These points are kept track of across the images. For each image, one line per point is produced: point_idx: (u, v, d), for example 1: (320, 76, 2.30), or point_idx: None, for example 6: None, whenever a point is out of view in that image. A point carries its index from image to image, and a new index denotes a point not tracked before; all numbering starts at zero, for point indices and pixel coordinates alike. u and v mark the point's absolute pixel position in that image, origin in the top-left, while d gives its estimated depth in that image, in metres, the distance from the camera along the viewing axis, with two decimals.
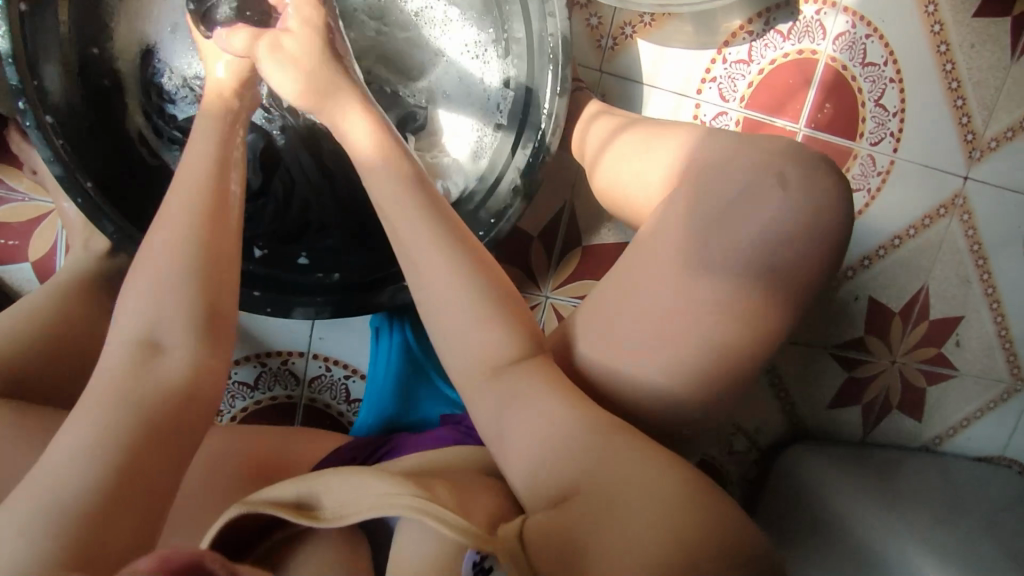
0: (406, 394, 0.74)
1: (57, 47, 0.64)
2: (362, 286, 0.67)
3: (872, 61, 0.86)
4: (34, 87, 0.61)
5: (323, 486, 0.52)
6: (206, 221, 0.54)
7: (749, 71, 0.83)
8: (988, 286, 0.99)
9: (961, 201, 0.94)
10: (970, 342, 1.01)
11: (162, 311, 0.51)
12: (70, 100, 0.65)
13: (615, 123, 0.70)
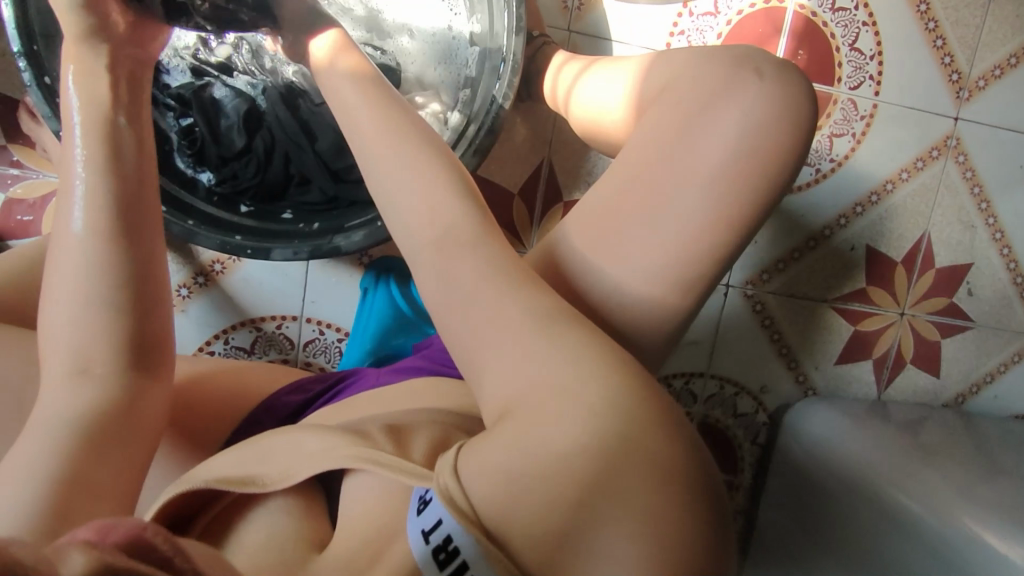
0: (391, 336, 0.78)
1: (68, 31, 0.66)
2: (339, 230, 0.72)
3: (842, 6, 0.88)
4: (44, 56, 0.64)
5: (266, 453, 0.49)
6: (117, 230, 0.53)
7: (716, 23, 0.85)
8: (996, 230, 0.96)
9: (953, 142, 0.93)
10: (983, 290, 0.98)
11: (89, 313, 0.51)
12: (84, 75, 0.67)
13: (581, 61, 0.72)
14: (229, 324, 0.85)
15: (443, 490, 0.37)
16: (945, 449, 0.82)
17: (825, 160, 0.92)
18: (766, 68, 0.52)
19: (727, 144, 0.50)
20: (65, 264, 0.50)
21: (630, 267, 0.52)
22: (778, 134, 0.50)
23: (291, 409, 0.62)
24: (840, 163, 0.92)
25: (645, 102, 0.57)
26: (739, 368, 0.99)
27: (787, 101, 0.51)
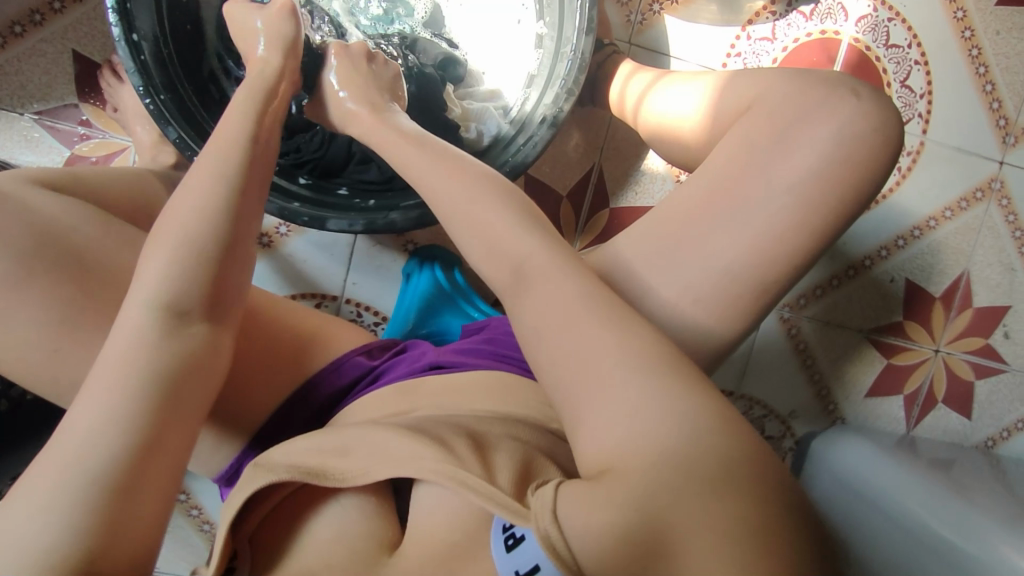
0: (433, 315, 0.80)
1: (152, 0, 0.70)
2: (396, 208, 0.73)
3: (895, 43, 0.90)
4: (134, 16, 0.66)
5: (349, 446, 0.50)
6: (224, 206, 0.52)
7: (773, 48, 0.88)
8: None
9: (998, 186, 0.94)
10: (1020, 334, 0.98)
11: (187, 276, 0.49)
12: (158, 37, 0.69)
13: (650, 71, 0.75)
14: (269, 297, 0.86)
15: (542, 536, 0.36)
16: (977, 483, 0.81)
17: None
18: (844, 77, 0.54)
19: (810, 147, 0.52)
20: (173, 227, 0.50)
21: (706, 259, 0.53)
22: (853, 137, 0.51)
23: (357, 373, 0.61)
24: (885, 197, 0.94)
25: (724, 113, 0.59)
26: (771, 392, 0.98)
27: (870, 104, 0.52)
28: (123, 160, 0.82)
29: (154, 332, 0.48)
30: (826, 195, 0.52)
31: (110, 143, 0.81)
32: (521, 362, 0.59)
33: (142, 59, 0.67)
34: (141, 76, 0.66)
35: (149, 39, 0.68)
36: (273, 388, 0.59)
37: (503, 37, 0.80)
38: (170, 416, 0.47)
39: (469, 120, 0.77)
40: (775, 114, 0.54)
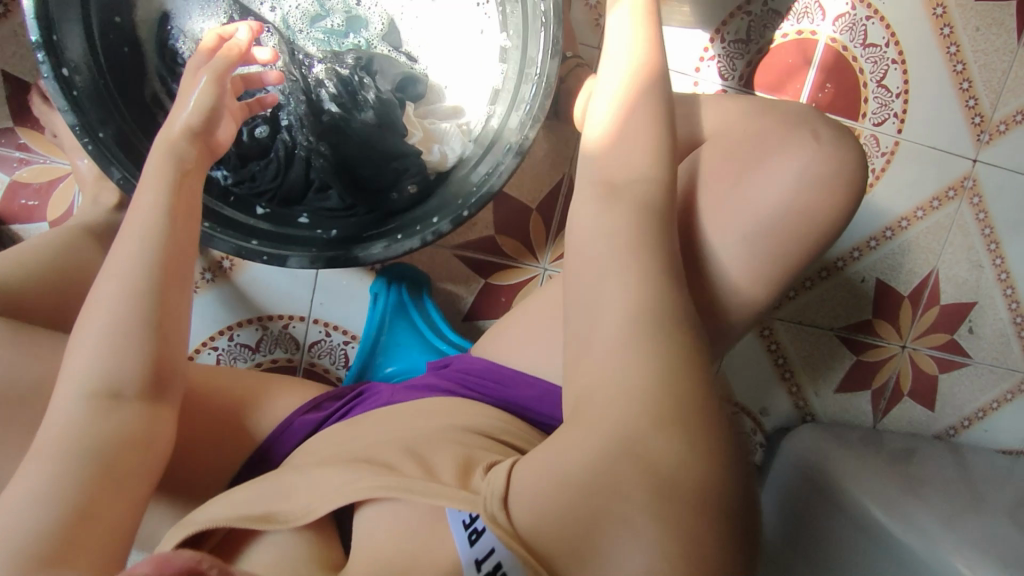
0: (401, 341, 0.80)
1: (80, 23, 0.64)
2: (360, 240, 0.71)
3: (873, 41, 0.87)
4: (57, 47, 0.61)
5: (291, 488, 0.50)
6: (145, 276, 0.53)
7: (748, 51, 0.85)
8: (1002, 271, 0.97)
9: (970, 185, 0.93)
10: (984, 328, 1.00)
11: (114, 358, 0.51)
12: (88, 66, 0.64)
13: None
14: (235, 321, 0.84)
15: (488, 515, 0.39)
16: (936, 479, 0.84)
17: None
18: (818, 127, 0.52)
19: (779, 205, 0.50)
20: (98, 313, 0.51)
21: None
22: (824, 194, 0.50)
23: (306, 431, 0.61)
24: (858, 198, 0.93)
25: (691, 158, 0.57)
26: (742, 392, 1.00)
27: (841, 156, 0.51)
28: (68, 187, 0.78)
29: (91, 409, 0.49)
30: (785, 248, 0.51)
31: (52, 169, 0.77)
32: (484, 399, 0.59)
33: (74, 95, 0.62)
34: (75, 113, 0.62)
35: (79, 69, 0.63)
36: (235, 448, 0.61)
37: (465, 47, 0.76)
38: (115, 494, 0.48)
39: (431, 141, 0.74)
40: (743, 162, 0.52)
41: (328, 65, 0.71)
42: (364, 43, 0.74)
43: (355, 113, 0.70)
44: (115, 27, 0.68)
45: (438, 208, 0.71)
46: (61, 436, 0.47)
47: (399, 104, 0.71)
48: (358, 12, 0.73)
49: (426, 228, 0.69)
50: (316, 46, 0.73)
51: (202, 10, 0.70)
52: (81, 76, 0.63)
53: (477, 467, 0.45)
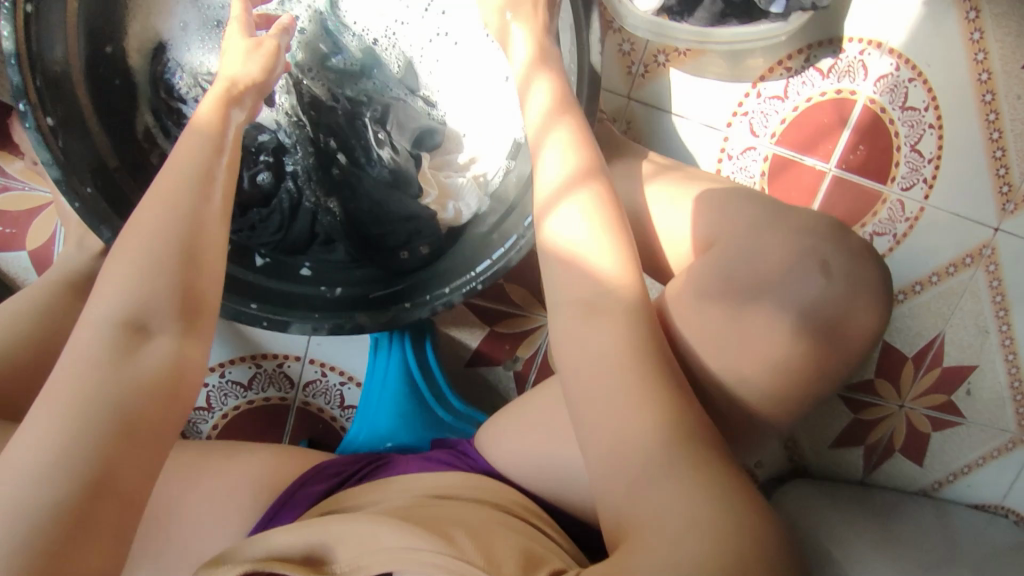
0: (398, 412, 0.69)
1: (64, 59, 0.57)
2: (366, 303, 0.66)
3: (912, 105, 0.83)
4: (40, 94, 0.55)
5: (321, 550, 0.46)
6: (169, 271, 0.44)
7: (783, 108, 0.81)
8: (1008, 341, 0.95)
9: (989, 254, 0.90)
10: (981, 392, 0.97)
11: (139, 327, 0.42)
12: (74, 110, 0.58)
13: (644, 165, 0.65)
14: (227, 357, 0.82)
15: None
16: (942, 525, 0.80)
17: None
18: (858, 264, 0.50)
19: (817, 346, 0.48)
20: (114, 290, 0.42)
21: None
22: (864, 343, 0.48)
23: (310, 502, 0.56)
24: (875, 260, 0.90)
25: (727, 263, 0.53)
26: None
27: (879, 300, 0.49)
28: (49, 215, 0.72)
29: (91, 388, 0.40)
30: (813, 385, 0.48)
31: (33, 197, 0.72)
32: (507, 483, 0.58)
33: (59, 145, 0.56)
34: (60, 166, 0.56)
35: (64, 118, 0.57)
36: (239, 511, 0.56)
37: (486, 90, 0.67)
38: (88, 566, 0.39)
39: (445, 198, 0.68)
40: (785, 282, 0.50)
41: (342, 118, 0.67)
42: (378, 85, 0.68)
43: (367, 170, 0.66)
44: (105, 58, 0.61)
45: (451, 276, 0.66)
46: (64, 402, 0.38)
47: (415, 164, 0.67)
48: (376, 51, 0.67)
49: (438, 297, 0.64)
50: (327, 91, 0.67)
51: (204, 41, 0.64)
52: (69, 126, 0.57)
53: (541, 572, 0.43)
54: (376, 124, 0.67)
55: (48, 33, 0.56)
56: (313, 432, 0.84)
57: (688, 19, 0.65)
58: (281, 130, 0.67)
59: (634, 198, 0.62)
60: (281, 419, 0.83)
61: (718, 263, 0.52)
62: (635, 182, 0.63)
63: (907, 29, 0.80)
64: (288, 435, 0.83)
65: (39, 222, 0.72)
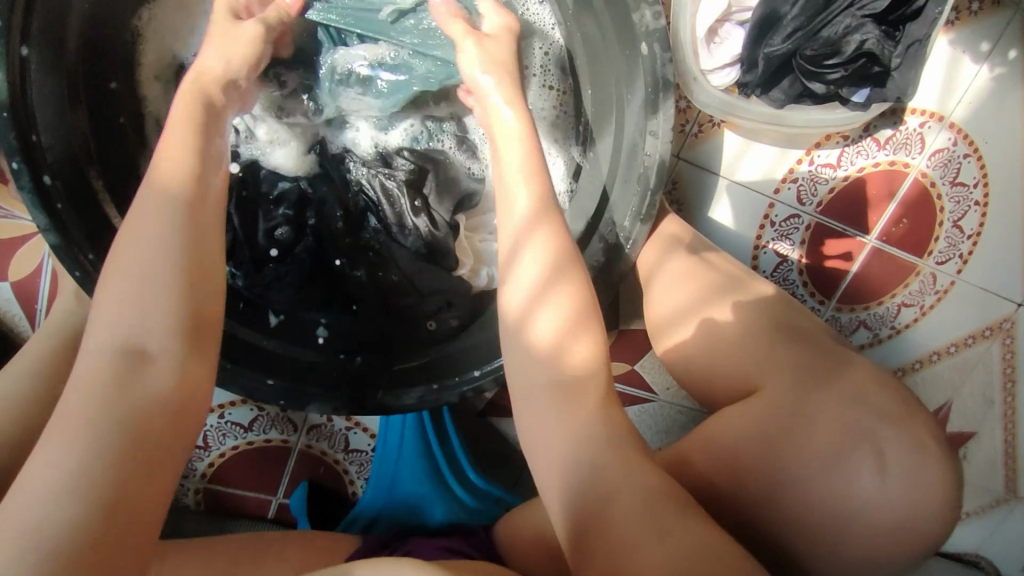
0: (416, 485, 0.69)
1: (56, 101, 0.51)
2: (388, 376, 0.62)
3: (962, 180, 0.78)
4: (36, 150, 0.48)
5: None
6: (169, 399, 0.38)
7: (834, 177, 0.78)
8: (1008, 421, 0.84)
9: (1009, 327, 0.82)
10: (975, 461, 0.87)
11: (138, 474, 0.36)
12: (74, 162, 0.52)
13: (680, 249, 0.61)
14: (226, 400, 0.77)
15: None
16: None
17: (884, 325, 0.84)
18: (923, 418, 0.47)
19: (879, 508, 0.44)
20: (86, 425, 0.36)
21: None
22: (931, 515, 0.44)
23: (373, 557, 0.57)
24: (899, 331, 0.84)
25: (794, 397, 0.50)
26: None
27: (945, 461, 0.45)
28: (35, 247, 0.67)
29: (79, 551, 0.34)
30: (857, 562, 0.45)
31: (17, 227, 0.66)
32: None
33: (57, 207, 0.49)
34: (57, 231, 0.49)
35: (64, 173, 0.51)
36: None
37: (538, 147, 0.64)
38: None
39: (479, 266, 0.63)
40: (846, 417, 0.47)
41: (376, 178, 0.61)
42: (421, 135, 0.64)
43: (401, 241, 0.61)
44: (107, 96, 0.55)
45: (480, 356, 0.61)
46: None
47: (453, 235, 0.61)
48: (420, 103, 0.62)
49: (465, 381, 0.60)
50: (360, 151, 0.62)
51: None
52: (71, 183, 0.51)
53: None
54: (401, 186, 0.60)
55: (39, 72, 0.49)
56: (313, 475, 0.80)
57: (761, 97, 0.59)
58: (306, 181, 0.61)
59: (685, 297, 0.57)
60: (281, 462, 0.79)
61: (771, 394, 0.50)
62: (679, 283, 0.58)
63: (967, 103, 0.76)
64: (286, 479, 0.79)
65: (23, 253, 0.66)
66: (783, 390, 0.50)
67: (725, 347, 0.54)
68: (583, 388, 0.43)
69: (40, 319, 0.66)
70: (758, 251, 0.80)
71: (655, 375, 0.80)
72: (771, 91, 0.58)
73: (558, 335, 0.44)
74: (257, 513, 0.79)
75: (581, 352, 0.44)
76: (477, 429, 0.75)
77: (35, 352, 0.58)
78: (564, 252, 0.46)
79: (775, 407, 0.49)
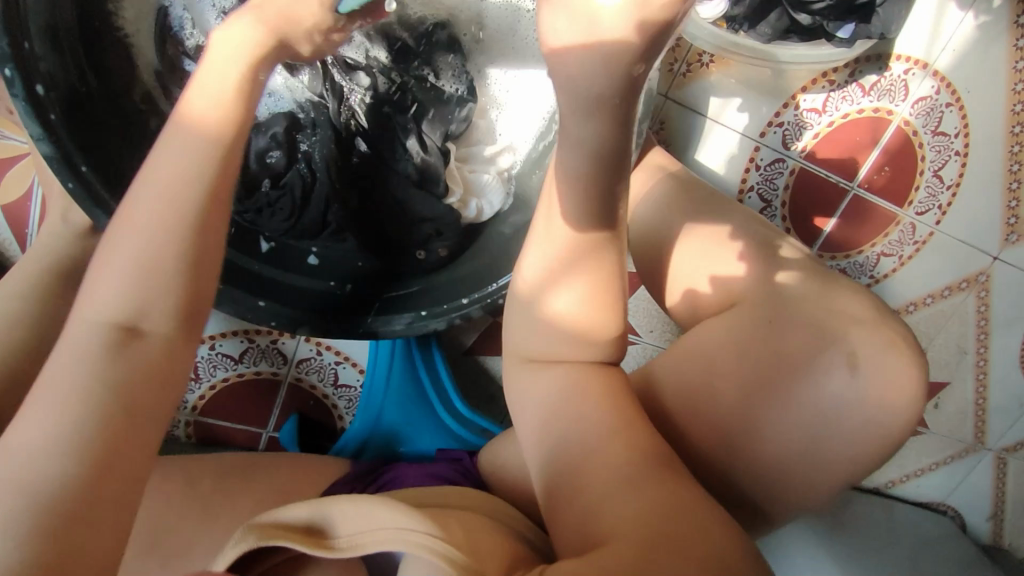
0: (405, 415, 0.71)
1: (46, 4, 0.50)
2: (378, 304, 0.63)
3: (944, 130, 0.80)
4: (28, 60, 0.48)
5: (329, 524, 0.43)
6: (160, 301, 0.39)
7: (819, 122, 0.79)
8: (980, 371, 0.89)
9: (983, 280, 0.84)
10: (946, 409, 0.91)
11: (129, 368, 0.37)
12: (65, 78, 0.52)
13: (668, 181, 0.62)
14: (218, 330, 0.78)
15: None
16: (887, 535, 0.84)
17: (864, 274, 0.86)
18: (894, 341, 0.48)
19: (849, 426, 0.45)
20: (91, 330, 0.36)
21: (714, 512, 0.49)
22: (896, 432, 0.46)
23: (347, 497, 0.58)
24: (878, 280, 0.86)
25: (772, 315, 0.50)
26: None
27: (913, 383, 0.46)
28: (24, 169, 0.67)
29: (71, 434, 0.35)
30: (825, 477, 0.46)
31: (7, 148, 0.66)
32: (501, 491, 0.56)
33: (49, 118, 0.50)
34: (50, 141, 0.50)
35: (57, 87, 0.51)
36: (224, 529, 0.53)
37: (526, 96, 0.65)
38: None
39: (469, 196, 0.65)
40: (818, 332, 0.48)
41: (366, 104, 0.62)
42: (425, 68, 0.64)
43: (394, 166, 0.62)
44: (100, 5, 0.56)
45: (469, 285, 0.63)
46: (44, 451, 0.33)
47: (444, 161, 0.62)
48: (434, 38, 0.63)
49: (455, 308, 0.61)
50: (347, 78, 0.62)
51: None
52: (62, 98, 0.51)
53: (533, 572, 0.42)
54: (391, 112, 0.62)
55: None
56: (302, 408, 0.82)
57: (749, 31, 0.60)
58: (297, 109, 0.62)
59: (668, 226, 0.58)
60: (271, 394, 0.81)
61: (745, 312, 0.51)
62: (664, 216, 0.59)
63: (952, 51, 0.77)
64: (276, 412, 0.81)
65: (13, 176, 0.67)
66: (748, 310, 0.51)
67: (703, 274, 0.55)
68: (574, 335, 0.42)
69: (31, 243, 0.67)
70: (743, 194, 0.82)
71: (641, 317, 0.82)
72: (755, 24, 0.59)
73: (582, 318, 0.41)
74: (245, 446, 0.81)
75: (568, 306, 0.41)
76: (463, 366, 0.78)
77: (28, 275, 0.59)
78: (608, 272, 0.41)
79: (747, 321, 0.50)
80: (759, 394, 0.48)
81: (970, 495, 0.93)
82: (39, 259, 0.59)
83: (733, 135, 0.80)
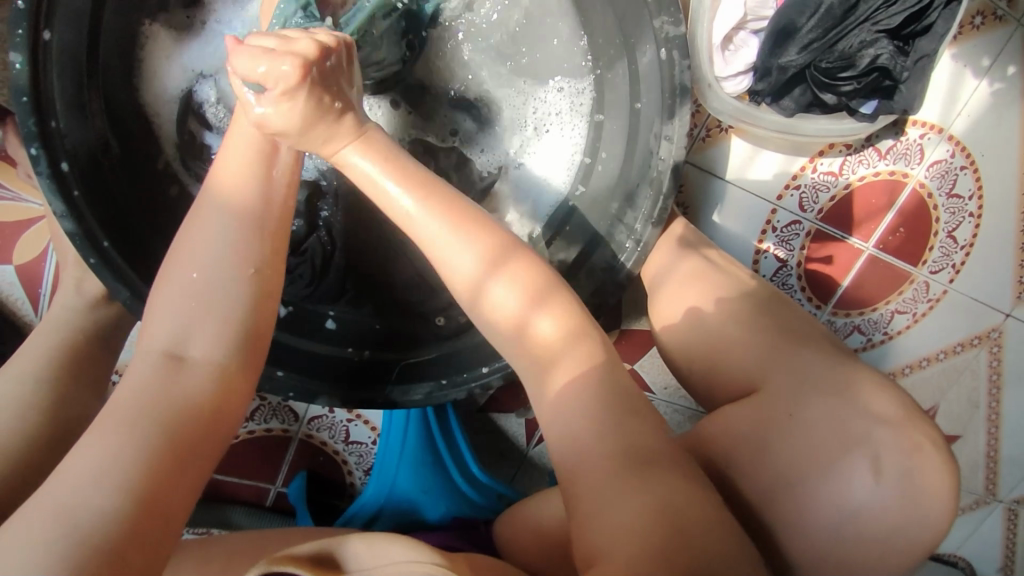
0: (418, 482, 0.69)
1: (73, 84, 0.50)
2: (399, 371, 0.62)
3: (958, 192, 0.80)
4: (60, 139, 0.49)
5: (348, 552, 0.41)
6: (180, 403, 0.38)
7: (835, 185, 0.79)
8: (993, 425, 0.87)
9: (996, 336, 0.83)
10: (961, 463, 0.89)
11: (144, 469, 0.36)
12: (94, 155, 0.52)
13: (695, 257, 0.61)
14: None
15: None
16: None
17: (878, 331, 0.85)
18: (923, 426, 0.48)
19: (876, 518, 0.45)
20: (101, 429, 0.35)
21: None
22: (926, 525, 0.45)
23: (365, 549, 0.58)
24: (891, 337, 0.85)
25: (802, 405, 0.49)
26: None
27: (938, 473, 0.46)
28: (40, 231, 0.67)
29: None
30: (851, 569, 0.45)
31: (24, 210, 0.66)
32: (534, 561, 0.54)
33: (73, 194, 0.49)
34: (73, 218, 0.49)
35: (85, 164, 0.51)
36: None
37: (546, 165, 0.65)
38: None
39: None
40: (847, 419, 0.47)
41: None
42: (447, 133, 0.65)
43: (416, 236, 0.64)
44: (129, 83, 0.56)
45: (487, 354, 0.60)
46: None
47: None
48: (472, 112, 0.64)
49: (474, 378, 0.59)
50: None
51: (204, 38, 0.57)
52: (89, 173, 0.51)
53: None
54: None
55: (59, 58, 0.48)
56: (312, 464, 0.81)
57: (772, 105, 0.61)
58: (319, 176, 0.63)
59: (692, 302, 0.58)
60: (280, 450, 0.79)
61: (771, 398, 0.50)
62: (689, 288, 0.59)
63: (967, 116, 0.77)
64: (286, 468, 0.80)
65: (28, 238, 0.66)
66: (773, 396, 0.50)
67: (730, 353, 0.54)
68: (558, 359, 0.44)
69: (44, 305, 0.67)
70: (759, 253, 0.81)
71: (655, 373, 0.81)
72: (778, 99, 0.60)
73: (562, 335, 0.44)
74: (254, 501, 0.80)
75: (546, 328, 0.44)
76: (478, 424, 0.77)
77: (45, 343, 0.58)
78: (502, 239, 0.45)
79: (775, 408, 0.49)
80: (786, 478, 0.47)
81: (982, 546, 0.91)
82: (53, 327, 0.59)
83: (751, 197, 0.80)
